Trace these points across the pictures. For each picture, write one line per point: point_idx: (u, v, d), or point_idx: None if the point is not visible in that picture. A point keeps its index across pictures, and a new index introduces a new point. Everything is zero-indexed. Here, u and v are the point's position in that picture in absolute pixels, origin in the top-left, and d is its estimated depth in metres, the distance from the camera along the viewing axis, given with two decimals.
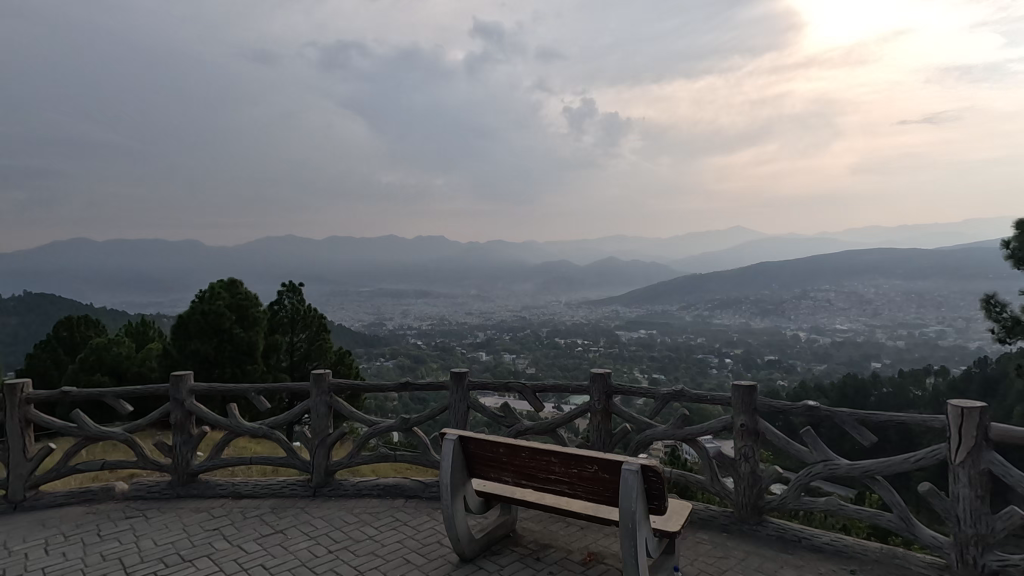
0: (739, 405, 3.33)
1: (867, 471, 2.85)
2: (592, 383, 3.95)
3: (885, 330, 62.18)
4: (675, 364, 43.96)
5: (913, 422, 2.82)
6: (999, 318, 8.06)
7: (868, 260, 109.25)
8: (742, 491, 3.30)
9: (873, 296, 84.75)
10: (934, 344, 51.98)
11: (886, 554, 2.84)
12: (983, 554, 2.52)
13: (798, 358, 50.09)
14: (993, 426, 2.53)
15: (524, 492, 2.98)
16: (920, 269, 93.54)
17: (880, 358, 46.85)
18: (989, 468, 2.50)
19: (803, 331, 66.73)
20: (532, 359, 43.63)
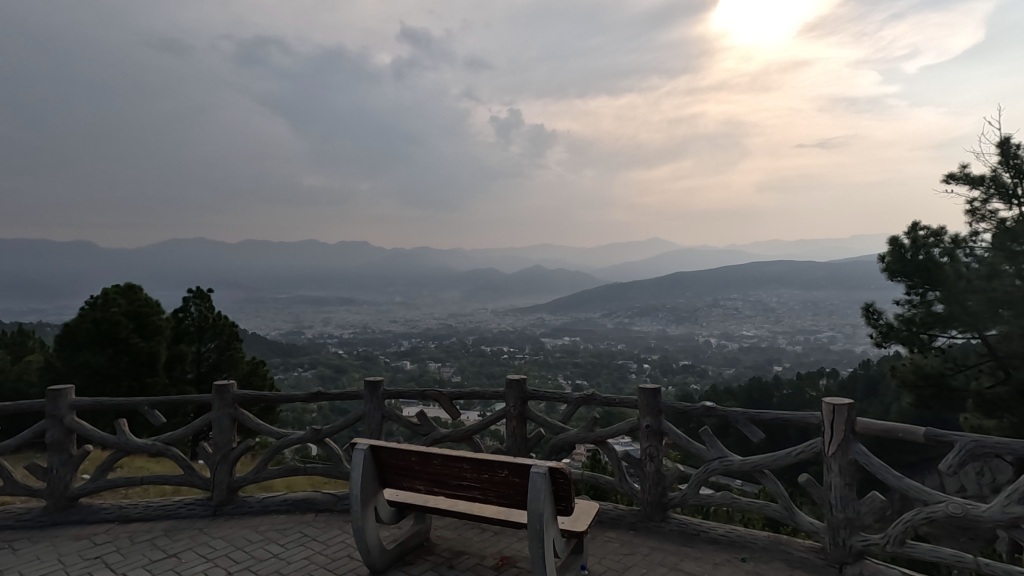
0: (644, 408, 3.49)
1: (757, 466, 3.09)
2: (508, 389, 4.02)
3: (786, 335, 67.65)
4: (598, 370, 45.43)
5: (796, 419, 3.08)
6: (876, 324, 9.07)
7: (772, 272, 118.33)
8: (646, 489, 3.48)
9: (776, 305, 91.66)
10: (827, 348, 57.00)
11: (772, 541, 3.08)
12: (850, 535, 2.80)
13: (710, 363, 53.15)
14: (859, 420, 2.82)
15: (437, 500, 2.97)
16: (815, 281, 102.26)
17: (781, 362, 50.67)
18: (855, 458, 2.79)
19: (715, 338, 70.95)
20: (458, 367, 43.36)
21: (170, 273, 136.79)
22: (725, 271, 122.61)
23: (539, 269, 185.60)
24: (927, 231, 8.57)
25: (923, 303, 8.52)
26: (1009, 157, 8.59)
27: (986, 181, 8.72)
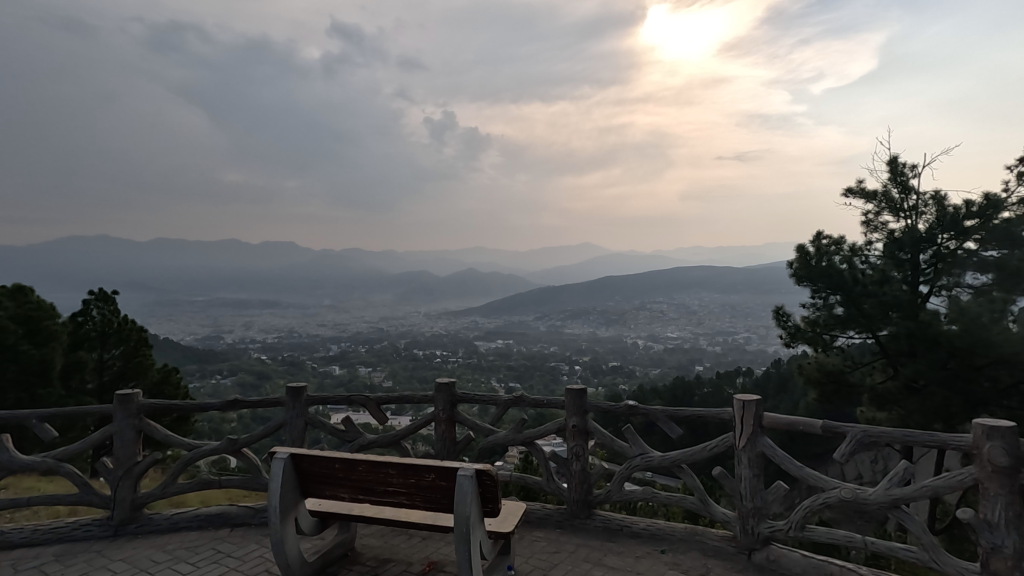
0: (571, 408, 3.58)
1: (675, 461, 3.24)
2: (437, 393, 4.00)
3: (707, 337, 71.41)
4: (531, 373, 45.88)
5: (710, 415, 3.26)
6: (785, 325, 9.74)
7: (694, 276, 124.54)
8: (573, 488, 3.56)
9: (698, 308, 96.57)
10: (743, 349, 60.70)
11: (689, 532, 3.24)
12: (759, 523, 2.99)
13: (638, 364, 55.14)
14: (766, 414, 3.03)
15: (362, 507, 2.90)
16: (732, 286, 108.72)
17: (702, 362, 53.45)
18: (763, 451, 2.99)
19: (642, 340, 73.73)
20: (389, 372, 42.40)
21: (69, 273, 124.75)
22: (651, 275, 127.73)
23: (473, 271, 184.97)
24: (829, 240, 9.30)
25: (826, 306, 9.10)
26: (898, 174, 9.51)
27: (878, 196, 9.62)
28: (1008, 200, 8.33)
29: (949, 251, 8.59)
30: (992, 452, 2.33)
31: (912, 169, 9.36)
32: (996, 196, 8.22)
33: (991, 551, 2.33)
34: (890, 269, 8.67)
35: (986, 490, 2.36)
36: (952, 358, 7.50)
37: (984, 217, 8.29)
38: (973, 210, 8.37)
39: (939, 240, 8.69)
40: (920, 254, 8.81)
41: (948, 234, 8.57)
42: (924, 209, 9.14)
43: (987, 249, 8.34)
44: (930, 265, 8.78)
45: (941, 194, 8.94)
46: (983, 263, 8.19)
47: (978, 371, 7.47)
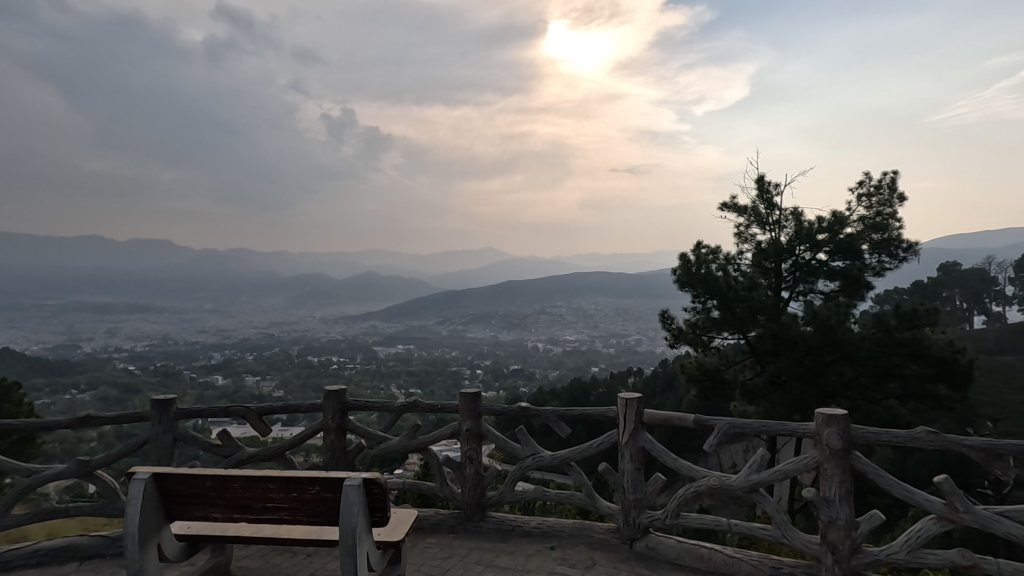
0: (465, 412, 3.59)
1: (564, 459, 3.36)
2: (326, 400, 3.85)
3: (602, 339, 74.96)
4: (432, 377, 45.36)
5: (597, 414, 3.42)
6: (670, 328, 10.48)
7: (590, 281, 130.35)
8: (467, 491, 3.57)
9: (593, 312, 101.23)
10: (634, 351, 64.52)
11: (577, 527, 3.37)
12: (640, 515, 3.18)
13: (537, 366, 56.57)
14: (646, 411, 3.23)
15: (238, 527, 2.69)
16: (625, 291, 115.24)
17: (598, 364, 56.03)
18: (643, 446, 3.18)
19: (542, 343, 75.72)
20: (280, 380, 39.83)
21: None
22: (550, 279, 131.76)
23: (372, 274, 179.21)
24: (707, 249, 10.13)
25: (704, 310, 9.94)
26: (765, 191, 10.60)
27: (748, 210, 10.66)
28: (850, 217, 9.61)
29: (805, 260, 9.73)
30: (829, 437, 2.66)
31: (775, 187, 10.48)
32: (841, 213, 9.44)
33: (829, 525, 2.65)
34: (758, 276, 9.65)
35: (826, 471, 2.68)
36: (807, 355, 8.52)
37: (833, 231, 9.49)
38: (823, 225, 9.56)
39: (797, 250, 9.81)
40: (782, 263, 9.89)
41: (804, 245, 9.71)
42: (785, 223, 10.26)
43: (834, 260, 9.55)
44: (790, 273, 9.89)
45: (799, 210, 10.10)
46: (832, 272, 9.37)
47: (827, 366, 8.55)
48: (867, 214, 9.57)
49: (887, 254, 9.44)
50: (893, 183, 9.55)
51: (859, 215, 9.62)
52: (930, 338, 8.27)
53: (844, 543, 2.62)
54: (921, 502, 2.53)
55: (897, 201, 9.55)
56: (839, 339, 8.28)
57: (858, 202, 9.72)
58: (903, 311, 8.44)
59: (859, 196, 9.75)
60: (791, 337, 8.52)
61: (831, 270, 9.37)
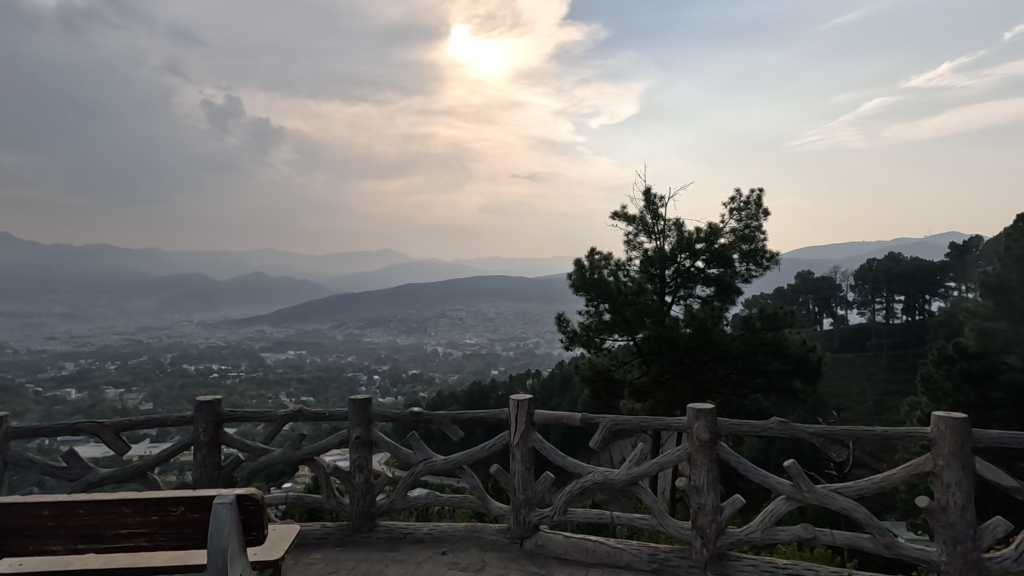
0: (355, 418, 3.46)
1: (456, 463, 3.35)
2: (197, 412, 3.55)
3: (501, 342, 75.94)
4: (325, 384, 43.25)
5: (489, 417, 3.44)
6: (565, 330, 10.85)
7: (491, 284, 131.57)
8: (355, 501, 3.46)
9: (493, 315, 102.35)
10: (533, 353, 66.09)
11: (469, 530, 3.38)
12: (530, 513, 3.25)
13: (437, 371, 55.99)
14: (536, 412, 3.31)
15: (86, 560, 2.37)
16: (524, 294, 117.71)
17: (497, 367, 56.62)
18: (534, 446, 3.26)
19: (442, 347, 75.04)
20: (149, 392, 35.85)
21: None
22: (451, 282, 131.35)
23: (259, 275, 167.39)
24: (599, 255, 10.61)
25: (596, 313, 10.41)
26: (651, 203, 11.35)
27: (636, 219, 11.35)
28: (723, 229, 10.58)
29: (686, 267, 10.55)
30: (699, 430, 2.90)
31: (660, 200, 11.26)
32: (716, 225, 10.36)
33: (699, 510, 2.89)
34: (644, 282, 10.31)
35: (695, 460, 2.91)
36: (687, 355, 9.24)
37: (709, 241, 10.38)
38: (701, 236, 10.42)
39: (679, 258, 10.60)
40: (666, 269, 10.65)
41: (684, 254, 10.52)
42: (667, 233, 11.05)
43: (710, 268, 10.44)
44: (672, 279, 10.68)
45: (680, 221, 10.93)
46: (708, 279, 10.25)
47: (704, 365, 9.33)
48: (737, 226, 10.57)
49: (754, 263, 10.50)
50: (758, 200, 10.63)
51: (730, 227, 10.60)
52: (788, 338, 9.30)
53: (712, 527, 2.86)
54: (773, 485, 2.83)
55: (763, 216, 10.66)
56: (714, 339, 9.08)
57: (730, 216, 10.72)
58: (766, 314, 9.41)
59: (731, 210, 10.75)
60: (673, 337, 9.17)
61: (707, 277, 10.25)
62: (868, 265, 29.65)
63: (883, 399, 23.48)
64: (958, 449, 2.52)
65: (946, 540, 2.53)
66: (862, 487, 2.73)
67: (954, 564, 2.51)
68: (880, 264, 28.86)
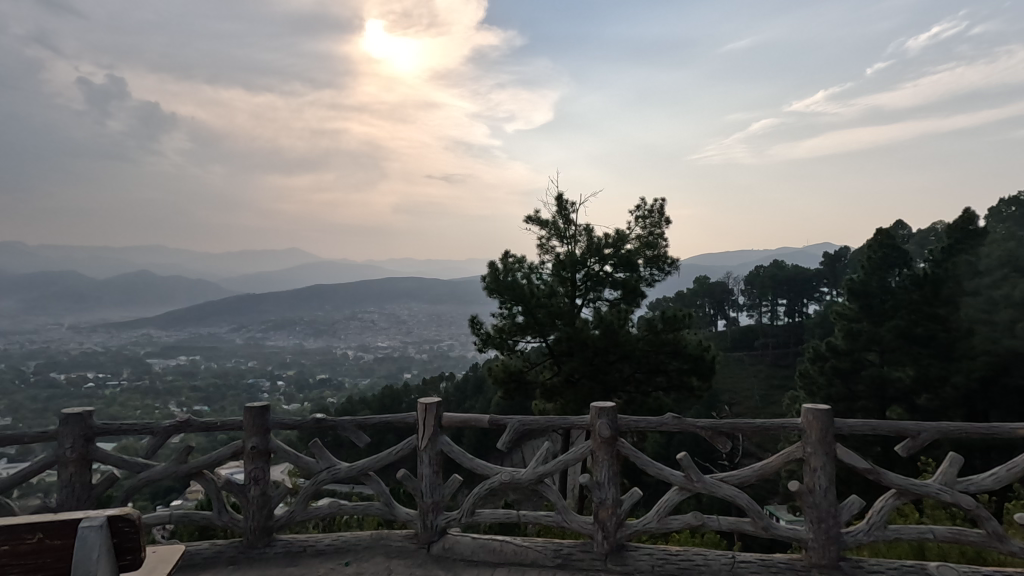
0: (251, 428, 3.26)
1: (361, 470, 3.24)
2: (64, 426, 3.18)
3: (415, 345, 74.77)
4: (222, 392, 40.29)
5: (396, 421, 3.36)
6: (478, 333, 10.86)
7: (404, 286, 129.17)
8: (251, 515, 3.25)
9: (407, 318, 100.62)
10: (447, 356, 65.67)
11: (375, 538, 3.30)
12: (437, 517, 3.22)
13: (347, 375, 54.08)
14: (445, 415, 3.30)
15: None
16: (438, 296, 116.74)
17: (410, 370, 55.70)
18: (442, 449, 3.23)
19: (352, 350, 72.56)
20: (7, 405, 31.49)
21: None
22: (363, 283, 127.25)
23: (146, 273, 152.77)
24: (513, 258, 10.73)
25: (509, 315, 10.53)
26: (563, 209, 11.69)
27: (549, 224, 11.63)
28: (629, 235, 11.09)
29: (595, 271, 10.97)
30: (601, 427, 3.02)
31: (571, 206, 11.62)
32: (623, 231, 10.86)
33: (600, 505, 3.01)
34: (556, 285, 10.61)
35: (598, 456, 3.03)
36: (595, 355, 9.61)
37: (616, 247, 10.85)
38: (609, 241, 10.88)
39: (588, 262, 10.98)
40: (577, 273, 11.00)
41: (594, 258, 10.91)
42: (577, 238, 11.42)
43: (617, 272, 10.93)
44: (582, 282, 11.06)
45: (591, 227, 11.35)
46: (616, 282, 10.74)
47: (611, 365, 9.75)
48: (642, 233, 11.13)
49: (657, 268, 11.11)
50: (661, 208, 11.27)
51: (636, 234, 11.16)
52: (686, 339, 9.93)
53: (611, 520, 3.00)
54: (667, 477, 3.02)
55: (664, 224, 11.29)
56: (620, 340, 9.50)
57: (636, 223, 11.28)
58: (667, 316, 9.99)
59: (637, 218, 11.32)
60: (583, 338, 9.49)
61: (615, 280, 10.74)
62: (756, 271, 32.46)
63: (768, 394, 25.80)
64: (823, 437, 2.82)
65: (813, 519, 2.82)
66: (744, 475, 2.98)
67: (819, 540, 2.80)
68: (766, 271, 31.72)
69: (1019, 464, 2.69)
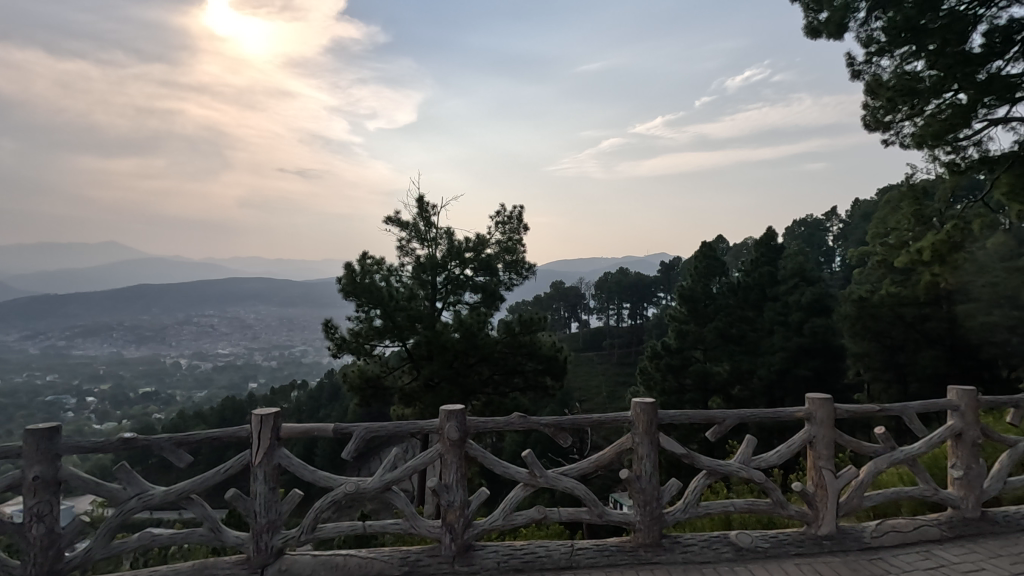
0: (33, 455, 2.74)
1: (181, 493, 2.88)
2: None
3: (262, 351, 68.86)
4: (9, 412, 33.37)
5: (225, 435, 3.03)
6: (332, 337, 10.31)
7: (250, 287, 118.29)
8: (33, 559, 2.73)
9: (253, 322, 92.29)
10: (299, 363, 61.56)
11: (198, 568, 2.95)
12: (273, 537, 2.97)
13: (179, 387, 48.03)
14: (283, 426, 3.06)
15: None
16: (290, 298, 108.85)
17: (256, 378, 51.16)
18: (279, 463, 3.00)
19: (187, 358, 64.64)
20: None
21: None
22: (200, 283, 114.15)
23: None
24: (371, 259, 10.36)
25: (366, 319, 10.14)
26: (424, 210, 11.59)
27: (410, 225, 11.45)
28: (489, 240, 11.35)
29: (455, 275, 11.02)
30: (450, 430, 3.02)
31: (433, 208, 11.57)
32: (483, 236, 11.08)
33: (448, 507, 3.01)
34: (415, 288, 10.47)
35: (446, 459, 3.03)
36: (455, 358, 9.65)
37: (476, 251, 11.03)
38: (469, 245, 11.02)
39: (449, 265, 11.01)
40: (437, 276, 10.96)
41: (455, 261, 10.98)
42: (438, 241, 11.38)
43: (477, 276, 11.09)
44: (442, 285, 11.05)
45: (451, 230, 11.39)
46: (476, 286, 10.88)
47: (470, 367, 9.89)
48: (501, 239, 11.44)
49: (515, 273, 11.47)
50: (519, 215, 11.66)
51: (496, 239, 11.44)
52: (541, 341, 10.38)
53: (458, 522, 3.01)
54: (514, 475, 3.11)
55: (522, 230, 11.70)
56: (479, 343, 9.67)
57: (496, 228, 11.57)
58: (524, 319, 10.30)
59: (497, 223, 11.62)
60: (442, 342, 9.48)
61: (475, 284, 10.89)
62: (604, 277, 35.11)
63: (613, 390, 28.09)
64: (649, 428, 3.12)
65: (639, 502, 3.10)
66: (582, 468, 3.18)
67: (645, 521, 3.09)
68: (613, 277, 34.50)
69: (797, 442, 3.20)
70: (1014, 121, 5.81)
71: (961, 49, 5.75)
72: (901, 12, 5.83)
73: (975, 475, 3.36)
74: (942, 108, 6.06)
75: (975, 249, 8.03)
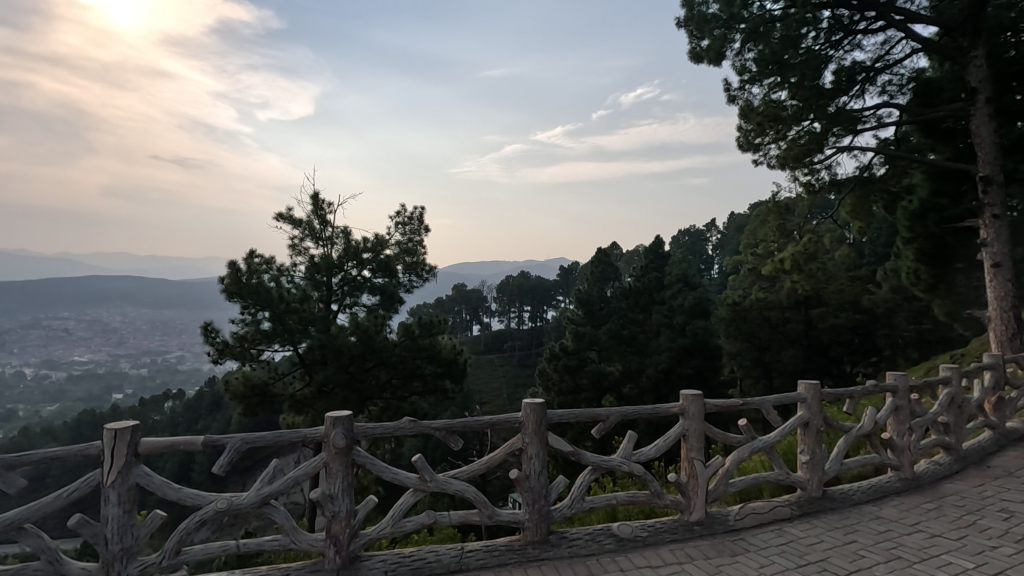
0: None
1: (11, 523, 2.48)
2: None
3: (129, 359, 61.71)
4: None
5: (68, 454, 2.66)
6: (213, 341, 9.47)
7: (115, 286, 105.67)
8: None
9: (119, 326, 82.55)
10: (174, 371, 55.95)
11: None
12: (127, 565, 2.65)
13: (21, 401, 41.60)
14: (142, 441, 2.75)
15: None
16: (165, 299, 98.78)
17: (122, 389, 45.76)
18: (136, 481, 2.69)
19: (33, 367, 56.25)
20: None
21: None
22: (52, 282, 100.07)
23: None
24: (259, 258, 9.65)
25: (253, 322, 9.43)
26: (319, 208, 11.05)
27: (303, 223, 10.84)
28: (389, 241, 11.07)
29: (352, 276, 10.60)
30: (335, 438, 2.90)
31: (328, 206, 11.06)
32: (382, 236, 10.79)
33: (333, 519, 2.87)
34: (308, 289, 9.92)
35: (331, 468, 2.90)
36: (351, 363, 9.33)
37: (374, 251, 10.70)
38: (368, 246, 10.68)
39: (345, 266, 10.57)
40: (332, 277, 10.45)
41: (351, 262, 10.59)
42: (333, 240, 10.87)
43: (376, 277, 10.77)
44: (338, 287, 10.58)
45: (348, 229, 10.95)
46: (374, 288, 10.56)
47: (367, 372, 9.59)
48: (401, 240, 11.20)
49: (415, 274, 11.31)
50: (420, 216, 11.50)
51: (396, 240, 11.20)
52: (441, 343, 10.30)
53: (344, 532, 2.89)
54: (403, 480, 3.05)
55: (423, 231, 11.55)
56: (377, 347, 9.44)
57: (395, 229, 11.32)
58: (423, 321, 10.19)
59: (397, 224, 11.37)
60: (337, 345, 9.12)
61: (373, 285, 10.56)
62: (505, 280, 35.62)
63: (513, 392, 28.53)
64: (537, 428, 3.20)
65: (528, 501, 3.17)
66: (471, 470, 3.18)
67: (533, 519, 3.16)
68: (514, 280, 35.11)
69: (672, 435, 3.44)
70: (856, 150, 6.73)
71: (815, 84, 6.56)
72: (769, 46, 6.47)
73: (818, 458, 3.82)
74: (801, 134, 6.85)
75: (825, 258, 9.19)
